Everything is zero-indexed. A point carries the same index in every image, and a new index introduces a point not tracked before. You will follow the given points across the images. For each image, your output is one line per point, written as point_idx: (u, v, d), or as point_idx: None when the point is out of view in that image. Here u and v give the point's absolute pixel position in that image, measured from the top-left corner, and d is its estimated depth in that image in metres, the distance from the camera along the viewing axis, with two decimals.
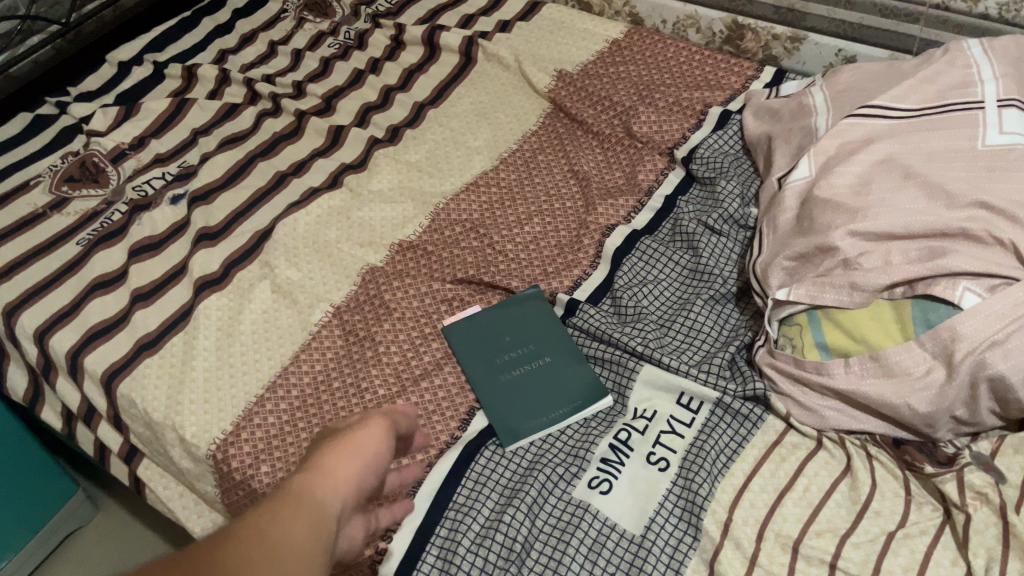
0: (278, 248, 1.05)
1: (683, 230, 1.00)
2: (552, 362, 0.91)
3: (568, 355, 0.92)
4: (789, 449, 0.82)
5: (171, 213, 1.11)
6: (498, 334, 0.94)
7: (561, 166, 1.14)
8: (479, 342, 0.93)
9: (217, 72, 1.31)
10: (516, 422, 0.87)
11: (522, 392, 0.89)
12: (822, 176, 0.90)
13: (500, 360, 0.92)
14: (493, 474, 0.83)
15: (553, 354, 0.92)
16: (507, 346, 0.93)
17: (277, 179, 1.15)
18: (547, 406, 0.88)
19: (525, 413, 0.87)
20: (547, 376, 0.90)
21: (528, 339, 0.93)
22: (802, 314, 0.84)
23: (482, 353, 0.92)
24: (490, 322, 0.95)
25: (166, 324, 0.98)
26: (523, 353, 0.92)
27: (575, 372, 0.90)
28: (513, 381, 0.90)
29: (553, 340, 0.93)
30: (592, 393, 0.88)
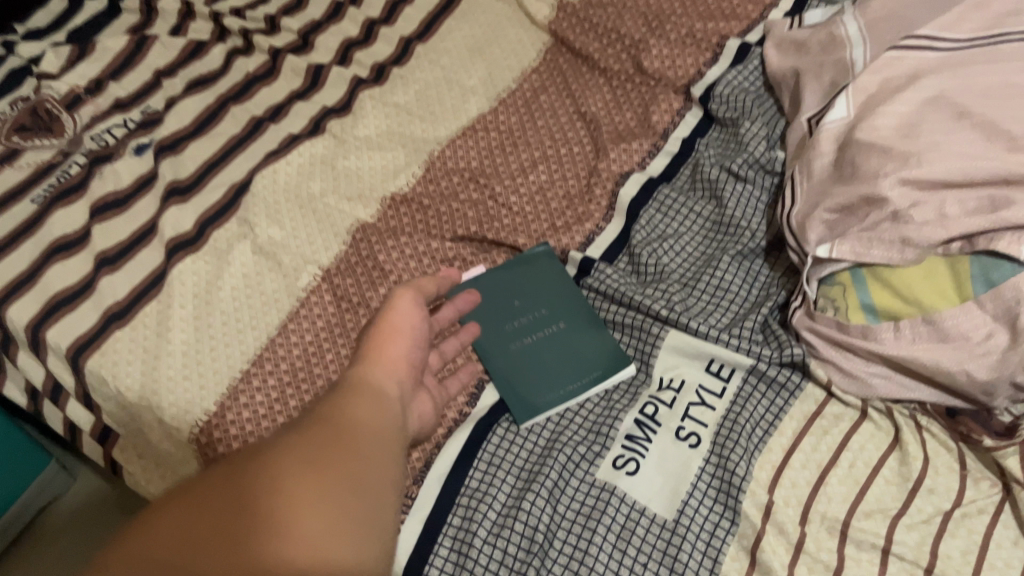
0: (258, 204, 0.95)
1: (705, 178, 0.92)
2: (566, 328, 0.84)
3: (583, 319, 0.84)
4: (831, 421, 0.75)
5: (136, 163, 0.99)
6: (505, 298, 0.87)
7: (565, 108, 1.04)
8: (485, 308, 0.86)
9: (179, 5, 1.18)
10: (530, 396, 0.80)
11: (534, 363, 0.82)
12: (863, 116, 0.81)
13: (508, 328, 0.85)
14: (508, 454, 0.76)
15: (567, 319, 0.85)
16: (515, 311, 0.86)
17: (252, 125, 1.03)
18: (562, 378, 0.81)
19: (539, 386, 0.80)
20: (561, 345, 0.83)
21: (539, 303, 0.86)
22: (845, 273, 0.76)
23: (489, 321, 0.86)
24: (496, 285, 0.88)
25: (137, 292, 0.88)
26: (535, 319, 0.85)
27: (592, 338, 0.83)
28: (524, 351, 0.83)
29: (566, 303, 0.86)
30: (611, 362, 0.81)
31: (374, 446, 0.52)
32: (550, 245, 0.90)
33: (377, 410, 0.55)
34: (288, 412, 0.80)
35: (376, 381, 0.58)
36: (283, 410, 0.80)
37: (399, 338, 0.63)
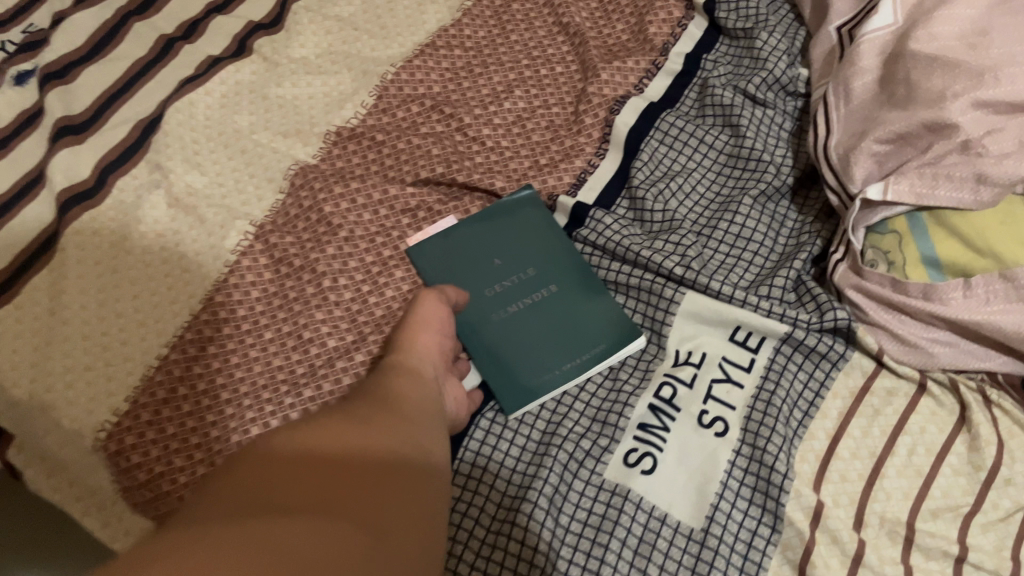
0: (171, 145, 0.77)
1: (716, 101, 0.76)
2: (558, 292, 0.70)
3: (579, 280, 0.70)
4: (883, 398, 0.62)
5: (16, 94, 0.76)
6: (482, 255, 0.72)
7: (543, 19, 0.87)
8: (458, 267, 0.72)
9: None
10: (517, 378, 0.66)
11: (520, 335, 0.68)
12: (917, 21, 0.66)
13: (488, 291, 0.70)
14: (498, 450, 0.63)
15: (558, 281, 0.70)
16: (496, 272, 0.72)
17: (163, 46, 0.82)
18: (556, 355, 0.67)
19: (528, 365, 0.66)
20: (553, 313, 0.69)
21: (524, 263, 0.71)
22: (900, 219, 0.63)
23: (464, 284, 0.71)
24: (471, 240, 0.73)
25: (22, 261, 0.68)
26: (520, 283, 0.71)
27: (589, 303, 0.69)
28: (508, 321, 0.69)
29: (556, 261, 0.71)
30: (615, 334, 0.67)
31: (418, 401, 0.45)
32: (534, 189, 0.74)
33: (418, 373, 0.48)
34: (221, 409, 0.64)
35: (414, 355, 0.50)
36: (213, 406, 0.64)
37: (430, 324, 0.53)
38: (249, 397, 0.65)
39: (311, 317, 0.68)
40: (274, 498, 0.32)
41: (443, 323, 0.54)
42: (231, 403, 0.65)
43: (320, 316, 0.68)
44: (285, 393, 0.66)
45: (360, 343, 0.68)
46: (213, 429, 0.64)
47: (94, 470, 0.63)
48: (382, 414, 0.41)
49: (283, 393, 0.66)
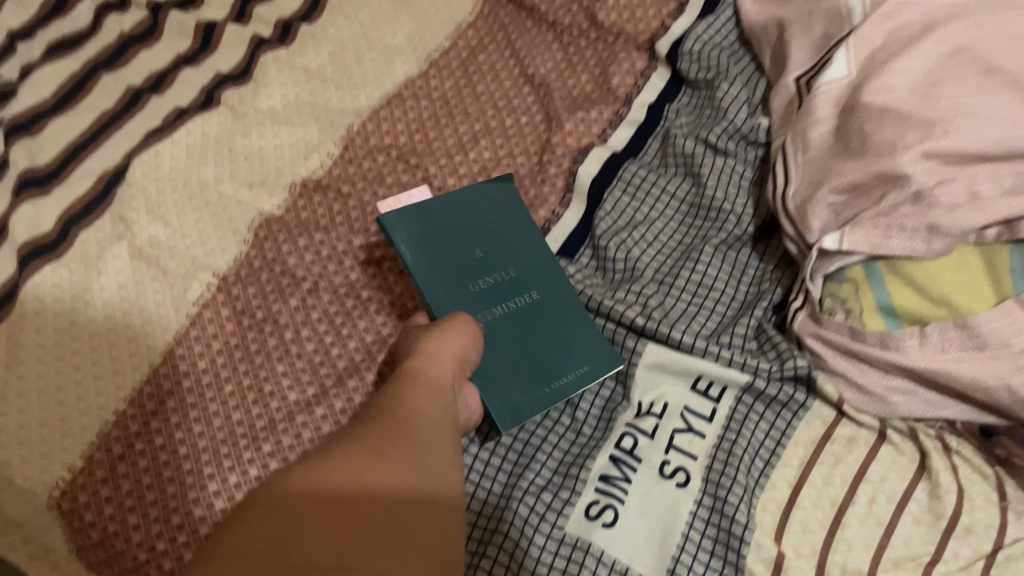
0: (136, 196, 0.77)
1: (678, 151, 0.77)
2: (542, 300, 0.66)
3: (562, 290, 0.67)
4: (844, 447, 0.62)
5: None
6: (461, 241, 0.66)
7: (508, 70, 0.88)
8: (434, 250, 0.65)
9: None
10: (502, 393, 0.62)
11: (504, 342, 0.64)
12: (870, 74, 0.68)
13: (467, 285, 0.65)
14: (468, 486, 0.62)
15: (543, 290, 0.67)
16: (477, 262, 0.66)
17: (130, 98, 0.83)
18: (542, 371, 0.64)
19: (511, 377, 0.63)
20: (536, 323, 0.65)
21: (507, 261, 0.67)
22: (857, 267, 0.63)
23: (441, 270, 0.65)
24: (449, 220, 0.67)
25: None
26: (504, 281, 0.66)
27: (575, 321, 0.66)
28: (493, 322, 0.64)
29: (537, 265, 0.68)
30: (604, 357, 0.65)
31: (430, 422, 0.45)
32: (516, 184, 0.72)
33: (434, 391, 0.49)
34: (179, 463, 0.64)
35: (428, 371, 0.51)
36: (171, 461, 0.64)
37: (456, 331, 0.56)
38: (208, 452, 0.65)
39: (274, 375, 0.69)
40: (279, 540, 0.34)
41: (472, 339, 0.56)
42: (189, 458, 0.64)
43: (279, 369, 0.69)
44: (245, 448, 0.65)
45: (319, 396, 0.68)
46: (170, 485, 0.63)
47: (48, 529, 0.61)
48: (392, 438, 0.42)
49: (243, 447, 0.65)
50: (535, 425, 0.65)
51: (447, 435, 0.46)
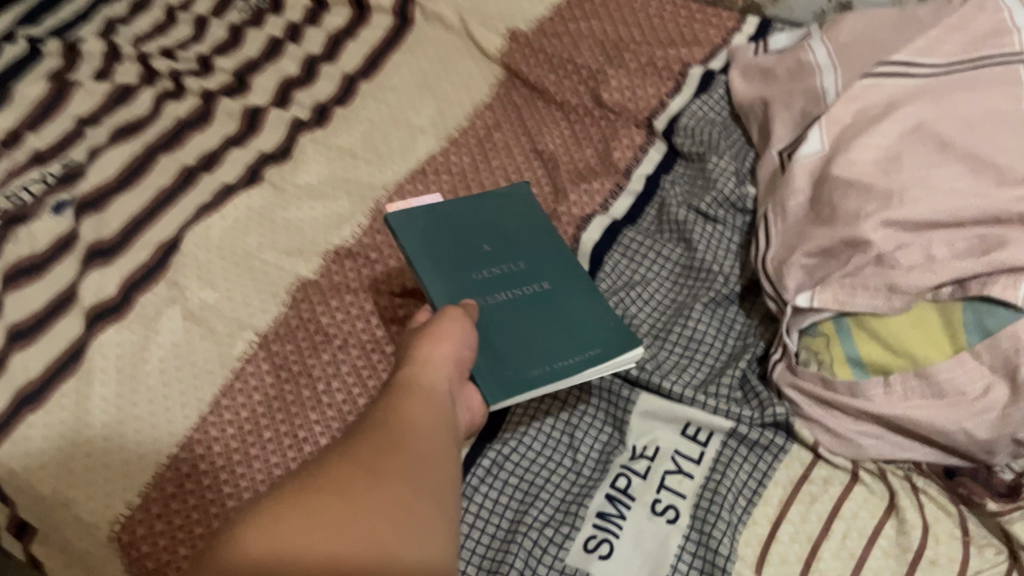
0: (188, 264, 0.87)
1: (672, 218, 0.85)
2: (552, 287, 0.66)
3: (573, 281, 0.68)
4: (820, 486, 0.68)
5: (53, 223, 0.88)
6: (470, 230, 0.69)
7: (520, 147, 0.97)
8: (444, 234, 0.67)
9: (104, 48, 1.10)
10: (498, 369, 0.59)
11: (508, 323, 0.62)
12: (839, 150, 0.75)
13: (477, 266, 0.66)
14: (479, 519, 0.69)
15: (553, 278, 0.67)
16: (488, 246, 0.68)
17: (183, 177, 0.95)
18: (548, 353, 0.61)
19: (510, 358, 0.60)
20: (546, 306, 0.65)
21: (513, 255, 0.68)
22: (828, 322, 0.70)
23: (449, 252, 0.66)
24: (462, 212, 0.70)
25: (52, 370, 0.78)
26: (510, 274, 0.67)
27: (585, 309, 0.65)
28: (497, 307, 0.63)
29: (547, 257, 0.69)
30: (616, 339, 0.63)
31: (425, 434, 0.46)
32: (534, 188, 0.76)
33: (429, 400, 0.49)
34: (223, 501, 0.72)
35: (423, 380, 0.50)
36: (216, 499, 0.72)
37: (454, 334, 0.55)
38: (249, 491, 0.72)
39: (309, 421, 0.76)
40: None
41: (466, 333, 0.56)
42: (231, 497, 0.72)
43: (314, 417, 0.77)
44: None
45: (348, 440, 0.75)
46: (214, 519, 0.70)
47: (108, 560, 0.69)
48: (388, 466, 0.42)
49: None
50: (540, 465, 0.71)
51: (446, 445, 0.47)
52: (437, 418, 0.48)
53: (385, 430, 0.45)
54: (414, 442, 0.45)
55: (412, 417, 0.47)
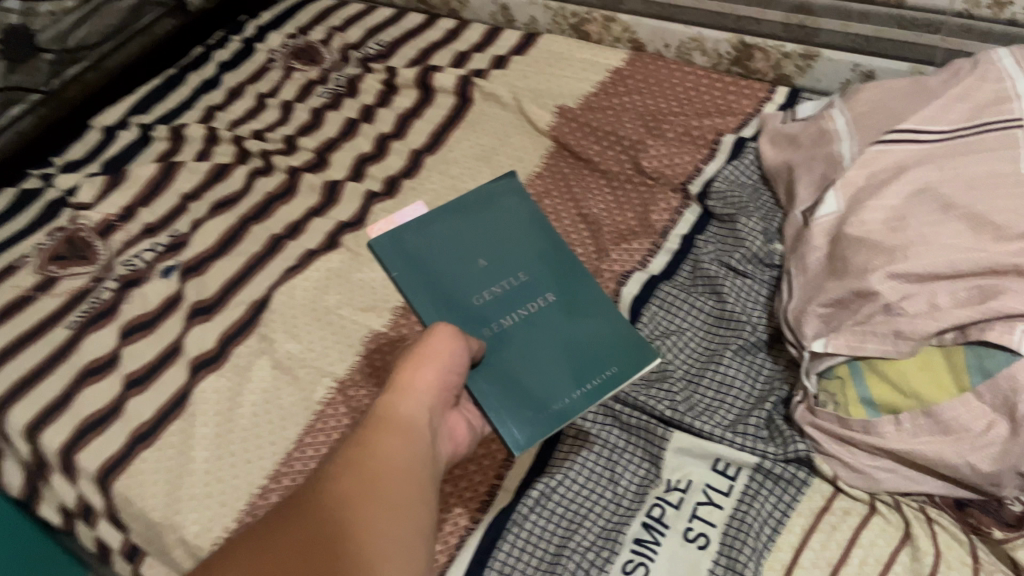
0: (277, 319, 0.99)
1: (705, 273, 0.94)
2: (558, 301, 0.73)
3: (571, 291, 0.74)
4: (840, 516, 0.75)
5: (162, 286, 1.04)
6: (466, 249, 0.74)
7: (567, 211, 1.07)
8: (444, 261, 0.72)
9: (204, 132, 1.26)
10: (524, 408, 0.66)
11: (521, 352, 0.69)
12: (852, 210, 0.83)
13: (480, 293, 0.71)
14: (527, 545, 0.77)
15: (557, 289, 0.74)
16: (487, 266, 0.73)
17: (272, 243, 1.08)
18: (563, 380, 0.68)
19: (531, 392, 0.67)
20: (552, 325, 0.71)
21: (512, 269, 0.74)
22: (842, 366, 0.77)
23: (452, 282, 0.72)
24: (453, 227, 0.75)
25: (162, 411, 0.91)
26: (514, 291, 0.72)
27: (588, 321, 0.72)
28: (509, 332, 0.70)
29: (545, 270, 0.75)
30: (623, 361, 0.70)
31: (391, 470, 0.55)
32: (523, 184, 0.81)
33: (398, 437, 0.58)
34: None
35: (396, 419, 0.59)
36: None
37: (434, 360, 0.61)
38: None
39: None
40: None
41: (453, 358, 0.62)
42: None
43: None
44: None
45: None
46: None
47: None
48: (355, 505, 0.53)
49: None
50: (583, 497, 0.80)
51: (410, 480, 0.56)
52: (405, 452, 0.57)
53: (355, 471, 0.55)
54: (379, 482, 0.54)
55: (378, 459, 0.56)
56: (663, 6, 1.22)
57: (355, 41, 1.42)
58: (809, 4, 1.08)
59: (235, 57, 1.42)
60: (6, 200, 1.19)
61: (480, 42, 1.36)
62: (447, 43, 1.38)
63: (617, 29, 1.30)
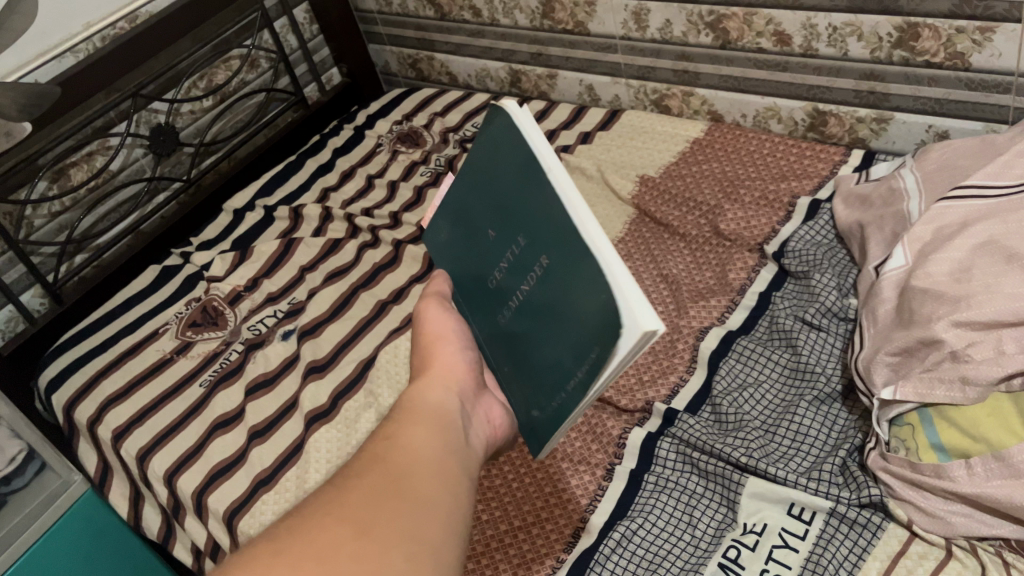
0: (381, 375, 1.07)
1: (781, 328, 0.99)
2: (547, 267, 0.55)
3: (565, 251, 0.53)
4: (916, 560, 0.75)
5: (283, 349, 1.17)
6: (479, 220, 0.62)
7: (649, 272, 1.14)
8: (467, 242, 0.64)
9: (320, 211, 1.40)
10: (534, 403, 0.58)
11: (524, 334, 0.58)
12: (918, 263, 0.87)
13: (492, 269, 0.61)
14: None
15: (546, 249, 0.55)
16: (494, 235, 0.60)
17: (378, 308, 1.19)
18: (560, 370, 0.55)
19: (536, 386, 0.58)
20: (550, 300, 0.55)
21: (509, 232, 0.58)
22: (912, 414, 0.80)
23: (476, 265, 0.63)
24: (470, 193, 0.63)
25: (281, 459, 1.02)
26: (517, 261, 0.58)
27: (579, 291, 0.52)
28: (517, 315, 0.59)
29: (538, 223, 0.56)
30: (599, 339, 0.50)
31: (420, 465, 0.49)
32: (520, 112, 0.58)
33: (428, 429, 0.53)
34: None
35: (427, 401, 0.56)
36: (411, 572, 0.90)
37: (444, 338, 0.63)
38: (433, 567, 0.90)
39: (505, 480, 0.95)
40: None
41: (458, 332, 0.64)
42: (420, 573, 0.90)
43: (498, 479, 0.95)
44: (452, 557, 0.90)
45: (537, 491, 0.93)
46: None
47: None
48: (382, 506, 0.45)
49: None
50: (663, 539, 0.84)
51: (441, 470, 0.49)
52: (435, 446, 0.51)
53: (381, 468, 0.48)
54: (409, 479, 0.47)
55: (406, 455, 0.49)
56: (737, 79, 1.29)
57: (454, 124, 1.55)
58: (879, 71, 1.12)
59: (346, 144, 1.58)
60: (152, 275, 1.36)
61: (568, 120, 1.47)
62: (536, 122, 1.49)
63: (695, 102, 1.38)
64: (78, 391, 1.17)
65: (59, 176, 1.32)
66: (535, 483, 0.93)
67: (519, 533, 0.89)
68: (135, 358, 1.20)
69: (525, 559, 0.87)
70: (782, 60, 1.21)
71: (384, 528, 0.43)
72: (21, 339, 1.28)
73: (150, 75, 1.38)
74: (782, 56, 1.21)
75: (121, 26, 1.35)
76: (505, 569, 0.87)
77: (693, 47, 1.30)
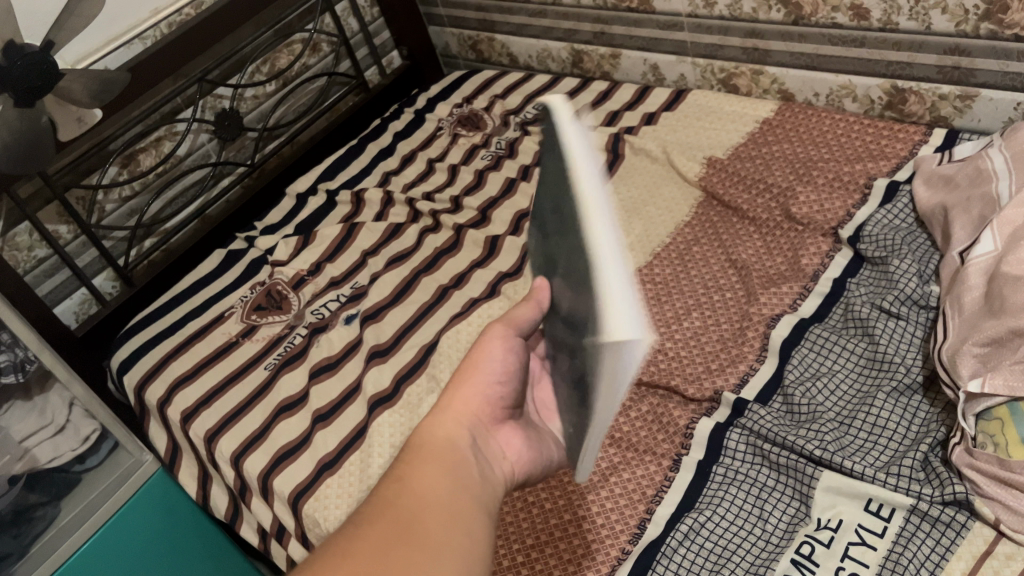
0: (443, 361, 1.07)
1: (857, 315, 0.95)
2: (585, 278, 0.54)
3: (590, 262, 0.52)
4: (1003, 561, 0.72)
5: (346, 332, 1.18)
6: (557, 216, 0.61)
7: (717, 258, 1.11)
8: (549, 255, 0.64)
9: (381, 196, 1.40)
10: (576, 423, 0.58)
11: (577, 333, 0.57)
12: (1009, 249, 0.82)
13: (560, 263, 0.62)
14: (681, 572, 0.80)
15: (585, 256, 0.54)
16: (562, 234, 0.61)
17: (439, 293, 1.19)
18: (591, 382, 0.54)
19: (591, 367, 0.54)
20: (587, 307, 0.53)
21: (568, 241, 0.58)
22: (1002, 407, 0.76)
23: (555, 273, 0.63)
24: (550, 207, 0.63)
25: (345, 442, 1.02)
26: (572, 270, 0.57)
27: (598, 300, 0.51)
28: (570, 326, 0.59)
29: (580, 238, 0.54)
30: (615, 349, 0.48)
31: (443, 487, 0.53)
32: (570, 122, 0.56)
33: (438, 467, 0.55)
34: (532, 565, 0.86)
35: (442, 433, 0.58)
36: (532, 559, 0.86)
37: (477, 368, 0.63)
38: (551, 555, 0.86)
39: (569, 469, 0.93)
40: None
41: (494, 363, 0.63)
42: (542, 562, 0.86)
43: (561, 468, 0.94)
44: (546, 543, 0.87)
45: (599, 480, 0.91)
46: (523, 567, 0.86)
47: None
48: (409, 531, 0.49)
49: (543, 541, 0.87)
50: (731, 532, 0.81)
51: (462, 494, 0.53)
52: (457, 477, 0.55)
53: (403, 502, 0.51)
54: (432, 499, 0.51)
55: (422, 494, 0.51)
56: (811, 56, 1.24)
57: (514, 106, 1.54)
58: (964, 45, 1.06)
59: (407, 127, 1.58)
60: (218, 258, 1.38)
61: (632, 100, 1.44)
62: (599, 103, 1.46)
63: (766, 80, 1.33)
64: (148, 372, 1.20)
65: (128, 162, 1.34)
66: (598, 473, 0.92)
67: (582, 520, 0.88)
68: (202, 340, 1.22)
69: (587, 550, 0.85)
70: (860, 35, 1.16)
71: (407, 558, 0.47)
72: (95, 320, 1.31)
73: (216, 60, 1.39)
74: (859, 31, 1.15)
75: (187, 12, 1.36)
76: (571, 557, 0.85)
77: (763, 24, 1.26)
